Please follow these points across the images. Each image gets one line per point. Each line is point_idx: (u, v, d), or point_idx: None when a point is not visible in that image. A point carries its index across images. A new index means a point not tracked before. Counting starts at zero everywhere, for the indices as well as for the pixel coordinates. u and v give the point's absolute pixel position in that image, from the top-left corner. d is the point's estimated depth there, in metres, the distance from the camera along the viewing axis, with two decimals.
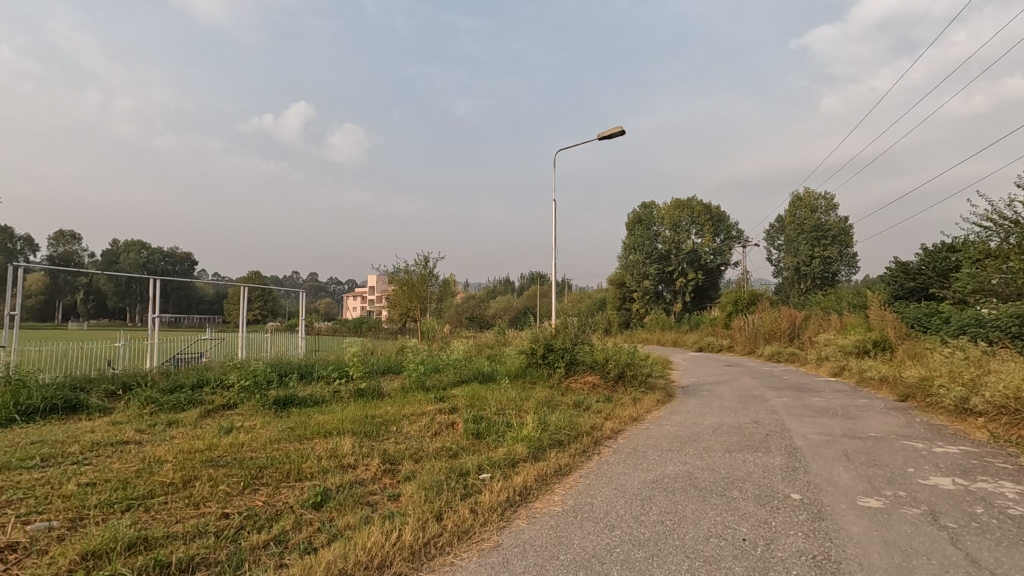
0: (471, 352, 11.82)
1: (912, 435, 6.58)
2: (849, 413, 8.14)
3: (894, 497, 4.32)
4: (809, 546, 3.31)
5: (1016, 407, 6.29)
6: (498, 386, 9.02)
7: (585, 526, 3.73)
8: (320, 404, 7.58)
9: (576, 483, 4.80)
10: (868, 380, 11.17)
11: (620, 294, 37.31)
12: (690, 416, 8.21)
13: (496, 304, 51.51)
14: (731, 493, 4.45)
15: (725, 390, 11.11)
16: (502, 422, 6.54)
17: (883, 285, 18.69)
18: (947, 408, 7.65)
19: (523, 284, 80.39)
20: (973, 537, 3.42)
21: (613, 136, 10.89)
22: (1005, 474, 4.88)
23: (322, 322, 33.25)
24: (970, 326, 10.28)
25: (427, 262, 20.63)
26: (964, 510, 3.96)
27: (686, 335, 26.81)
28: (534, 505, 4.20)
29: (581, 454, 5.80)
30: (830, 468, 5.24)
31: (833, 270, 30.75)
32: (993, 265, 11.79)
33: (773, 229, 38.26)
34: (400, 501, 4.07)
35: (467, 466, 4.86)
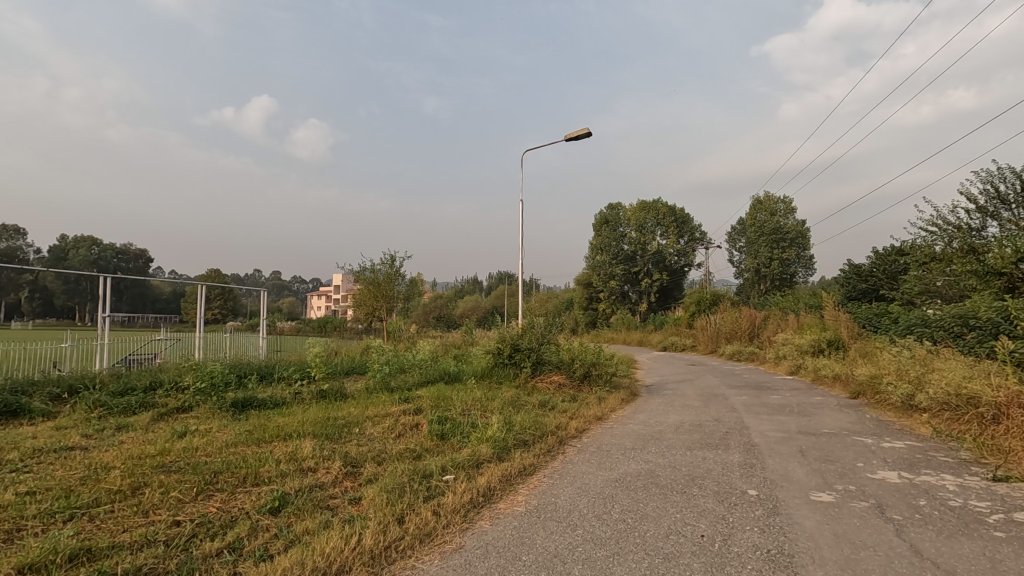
0: (437, 352, 11.70)
1: (862, 431, 6.84)
2: (804, 410, 8.41)
3: (844, 491, 4.47)
4: (764, 541, 3.39)
5: (957, 404, 6.59)
6: (464, 386, 8.94)
7: (548, 525, 3.72)
8: (281, 407, 7.38)
9: (540, 482, 4.80)
10: (823, 378, 11.57)
11: (587, 294, 37.70)
12: (653, 415, 8.33)
13: (463, 304, 51.16)
14: (691, 490, 4.52)
15: (688, 389, 11.31)
16: (467, 422, 6.50)
17: (837, 286, 19.40)
18: (895, 405, 7.99)
19: (491, 283, 80.20)
20: (917, 529, 3.57)
21: (580, 136, 10.98)
22: (946, 467, 5.10)
23: (286, 323, 32.37)
24: (916, 326, 10.77)
25: (394, 261, 20.34)
26: (909, 503, 4.13)
27: (651, 335, 27.25)
28: (498, 505, 4.17)
29: (545, 453, 5.81)
30: (786, 464, 5.39)
31: (791, 271, 31.89)
32: (938, 268, 12.40)
33: (734, 232, 39.30)
34: (361, 504, 3.98)
35: (430, 467, 4.80)
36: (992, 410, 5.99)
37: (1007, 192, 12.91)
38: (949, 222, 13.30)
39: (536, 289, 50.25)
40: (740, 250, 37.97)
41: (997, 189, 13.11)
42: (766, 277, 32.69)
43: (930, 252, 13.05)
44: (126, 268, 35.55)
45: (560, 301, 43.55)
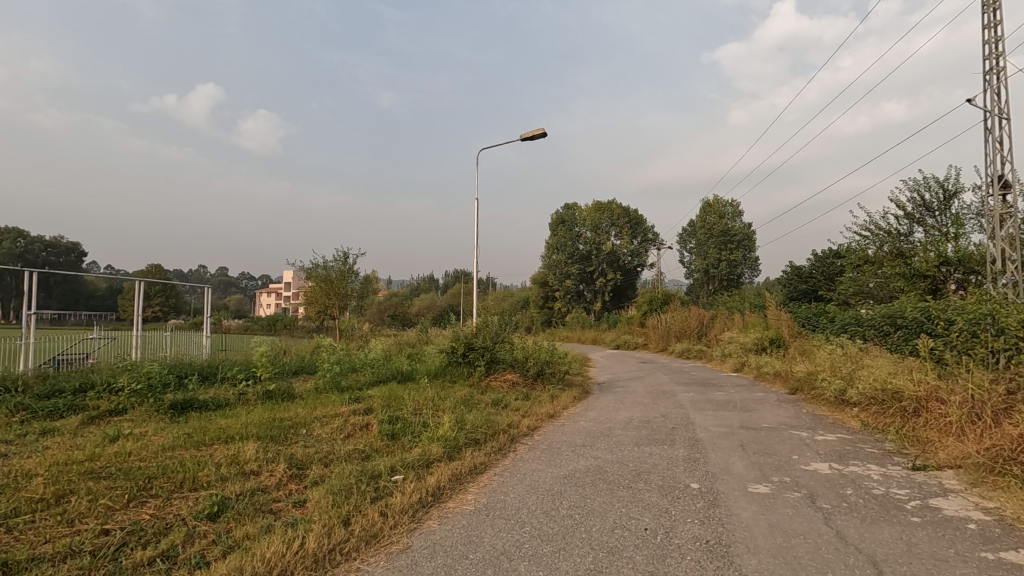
0: (390, 351, 11.60)
1: (798, 425, 7.31)
2: (745, 406, 8.87)
3: (779, 482, 4.79)
4: (703, 532, 3.62)
5: (883, 398, 7.14)
6: (417, 386, 8.93)
7: (497, 523, 3.84)
8: (224, 409, 7.19)
9: (489, 481, 4.92)
10: (764, 375, 12.21)
11: (542, 293, 38.12)
12: (603, 412, 8.62)
13: (418, 302, 50.59)
14: (637, 485, 4.74)
15: (638, 386, 11.72)
16: (419, 422, 6.53)
17: (779, 287, 20.47)
18: (828, 400, 8.57)
19: (447, 281, 79.76)
20: (843, 516, 3.89)
21: (536, 136, 11.19)
22: (871, 458, 5.54)
23: (232, 321, 31.21)
24: (850, 326, 11.54)
25: (347, 258, 20.00)
26: (837, 492, 4.47)
27: (604, 334, 27.85)
28: (446, 505, 4.27)
29: (496, 451, 5.94)
30: (727, 458, 5.72)
31: (738, 272, 33.36)
32: (871, 270, 13.39)
33: (685, 234, 40.64)
34: (306, 507, 3.99)
35: (379, 468, 4.83)
36: (913, 404, 6.49)
37: (931, 200, 13.96)
38: (879, 227, 14.27)
39: (492, 288, 50.07)
40: (691, 251, 39.36)
41: (922, 197, 14.19)
42: (714, 278, 33.97)
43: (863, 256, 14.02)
44: (57, 262, 33.40)
45: (515, 300, 43.70)
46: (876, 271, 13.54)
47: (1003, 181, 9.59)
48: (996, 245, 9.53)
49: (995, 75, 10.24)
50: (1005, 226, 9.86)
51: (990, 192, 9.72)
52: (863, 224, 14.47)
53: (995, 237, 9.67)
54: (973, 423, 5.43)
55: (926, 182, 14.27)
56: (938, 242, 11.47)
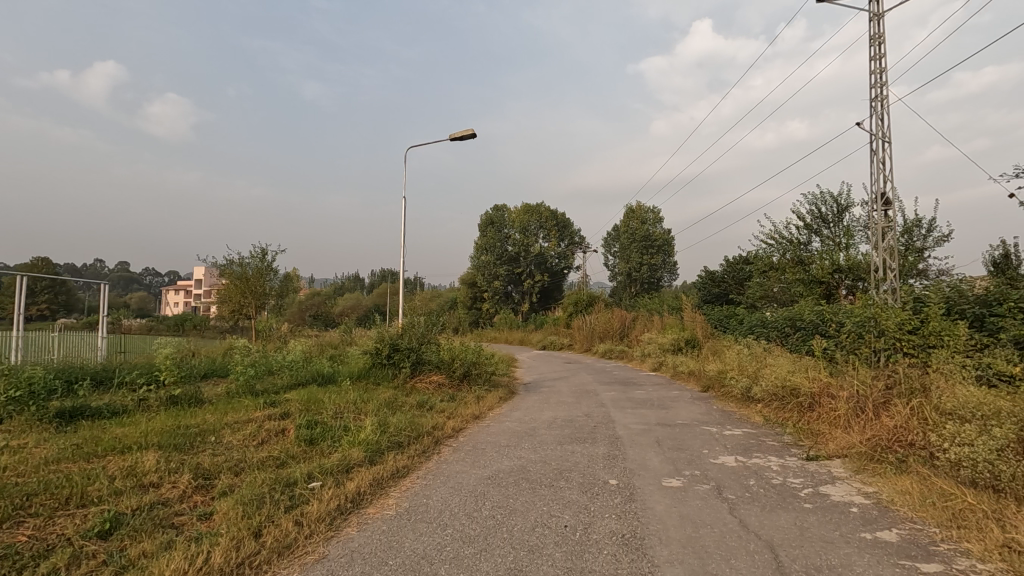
0: (310, 353, 11.12)
1: (709, 421, 7.79)
2: (662, 404, 9.35)
3: (691, 476, 5.10)
4: (619, 527, 3.79)
5: (782, 395, 7.77)
6: (339, 388, 8.63)
7: (418, 527, 3.82)
8: (121, 417, 6.65)
9: (412, 484, 4.89)
10: (680, 373, 12.92)
11: (471, 294, 38.15)
12: (528, 412, 8.77)
13: (342, 302, 48.90)
14: (558, 484, 4.87)
15: (562, 386, 12.03)
16: (339, 426, 6.34)
17: (695, 290, 21.73)
18: (736, 396, 9.21)
19: (373, 280, 77.86)
20: (746, 506, 4.20)
21: (465, 136, 11.19)
22: (772, 450, 6.01)
23: (134, 321, 28.76)
24: (757, 327, 12.49)
25: (265, 255, 19.04)
26: (741, 483, 4.82)
27: (532, 335, 28.31)
28: (366, 511, 4.19)
29: (420, 454, 5.90)
30: (644, 454, 6.00)
31: (658, 276, 35.00)
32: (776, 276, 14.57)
33: (610, 238, 42.13)
34: (213, 519, 3.78)
35: (295, 475, 4.65)
36: (808, 399, 7.11)
37: (827, 213, 15.33)
38: (783, 236, 15.49)
39: (419, 288, 49.22)
40: (615, 255, 40.90)
41: (820, 210, 15.54)
42: (636, 281, 35.47)
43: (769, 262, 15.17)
44: None
45: (442, 301, 43.27)
46: (779, 277, 14.70)
47: (885, 198, 10.68)
48: (879, 254, 10.62)
49: (879, 103, 11.41)
50: (887, 238, 10.99)
51: (874, 208, 10.82)
52: (769, 232, 15.64)
53: (878, 248, 10.76)
54: (858, 416, 6.03)
55: (823, 196, 15.65)
56: (832, 251, 12.67)
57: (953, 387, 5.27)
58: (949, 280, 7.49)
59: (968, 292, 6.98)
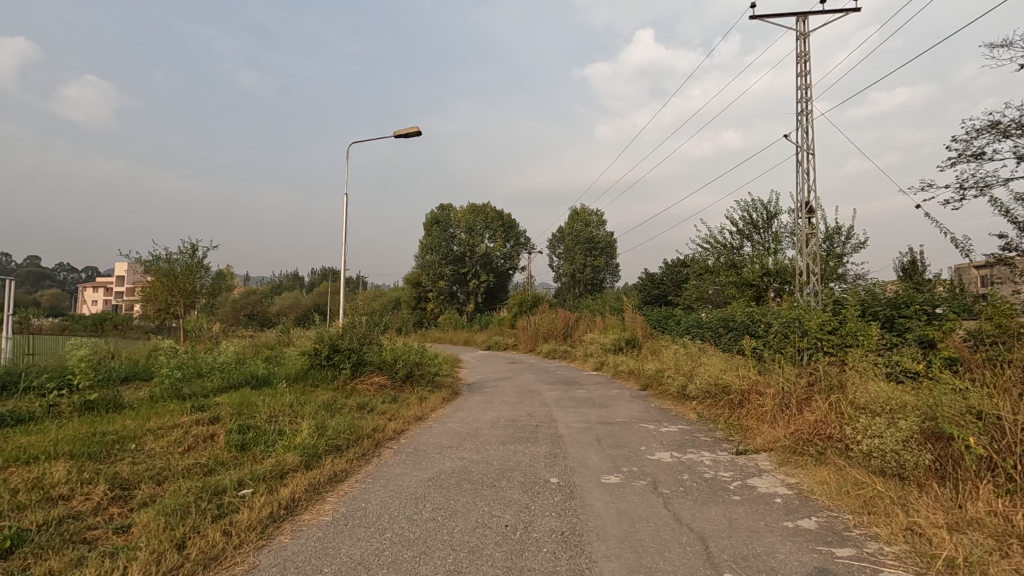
0: (243, 354, 10.49)
1: (647, 418, 8.05)
2: (603, 402, 9.56)
3: (628, 472, 5.25)
4: (559, 525, 3.83)
5: (714, 392, 8.12)
6: (274, 391, 8.21)
7: (356, 533, 3.71)
8: (27, 425, 6.11)
9: (351, 489, 4.76)
10: (620, 372, 13.26)
11: (415, 293, 37.66)
12: (472, 412, 8.75)
13: (279, 301, 46.98)
14: (500, 483, 4.88)
15: (506, 386, 12.07)
16: (273, 430, 6.07)
17: (635, 291, 22.37)
18: (672, 394, 9.56)
19: (313, 279, 75.45)
20: (679, 499, 4.36)
21: (409, 133, 10.99)
22: (705, 445, 6.28)
23: (44, 320, 26.45)
24: (693, 328, 13.01)
25: (195, 250, 17.98)
26: (676, 478, 5.00)
27: (476, 335, 28.30)
28: (301, 517, 4.03)
29: (359, 457, 5.75)
30: (584, 452, 6.12)
31: (601, 277, 35.78)
32: (710, 278, 15.26)
33: (554, 239, 42.71)
34: (131, 532, 3.53)
35: (224, 482, 4.38)
36: (739, 396, 7.48)
37: (757, 219, 16.17)
38: (717, 241, 16.24)
39: (362, 288, 48.02)
40: (559, 256, 41.49)
41: (751, 216, 16.37)
42: (579, 282, 36.11)
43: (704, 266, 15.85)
44: None
45: (385, 300, 42.42)
46: (714, 280, 15.35)
47: (809, 207, 11.38)
48: (804, 259, 11.29)
49: (806, 117, 12.13)
50: (811, 244, 11.69)
51: (799, 216, 11.49)
52: (705, 237, 16.35)
53: (803, 253, 11.44)
54: (782, 412, 6.39)
55: (754, 203, 16.48)
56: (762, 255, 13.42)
57: (867, 383, 5.69)
58: (864, 284, 8.05)
59: (881, 295, 7.54)
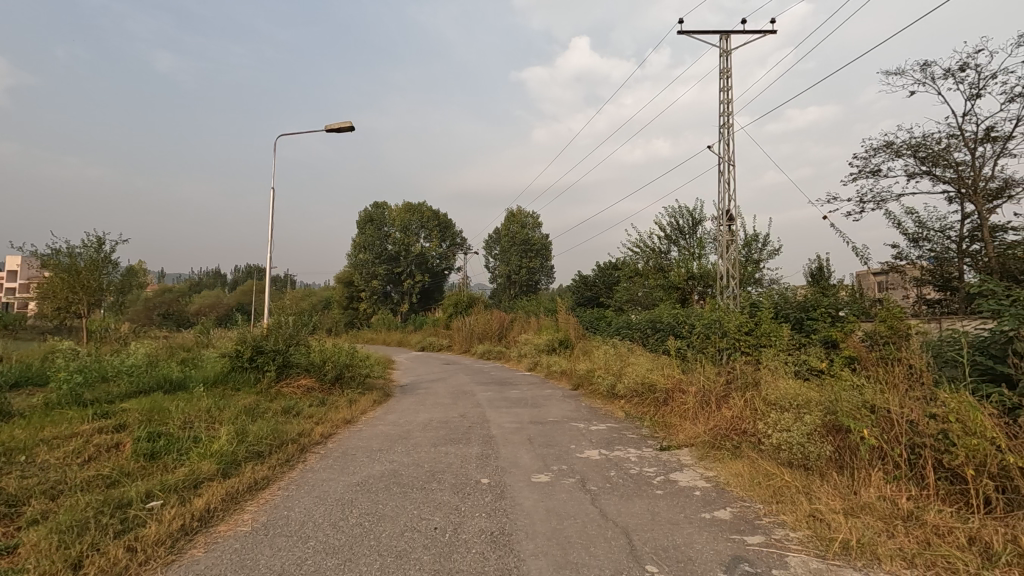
0: (156, 355, 9.69)
1: (577, 417, 8.25)
2: (535, 403, 9.70)
3: (558, 471, 5.36)
4: (489, 525, 3.79)
5: (641, 390, 8.45)
6: (190, 395, 7.63)
7: (276, 542, 3.48)
8: None
9: (272, 496, 4.53)
10: (553, 373, 13.50)
11: (347, 293, 36.61)
12: (403, 414, 8.62)
13: (199, 299, 44.24)
14: (430, 486, 4.83)
15: (439, 387, 11.97)
16: (188, 437, 5.68)
17: (568, 292, 22.87)
18: (602, 393, 9.87)
19: (237, 276, 71.65)
20: (606, 496, 4.49)
21: (342, 127, 10.66)
22: (631, 442, 6.52)
23: None
24: (623, 329, 13.46)
25: (102, 244, 16.57)
26: (603, 475, 5.16)
27: (410, 336, 27.92)
28: (216, 529, 3.76)
29: (283, 463, 5.51)
30: (516, 452, 6.18)
31: (536, 279, 36.25)
32: (640, 281, 15.87)
33: (490, 240, 42.86)
34: (16, 555, 3.19)
35: (130, 494, 4.03)
36: (664, 394, 7.82)
37: (683, 225, 16.99)
38: (646, 245, 16.94)
39: (290, 286, 46.06)
40: (495, 257, 41.67)
41: (678, 222, 17.18)
42: (514, 283, 36.41)
43: (634, 269, 16.46)
44: None
45: (315, 300, 40.74)
46: (643, 282, 15.92)
47: (729, 215, 12.06)
48: (725, 264, 11.97)
49: (727, 130, 12.86)
50: (732, 250, 12.40)
51: (720, 223, 12.15)
52: (635, 241, 16.98)
53: (724, 258, 12.09)
54: (703, 408, 6.75)
55: (680, 209, 17.26)
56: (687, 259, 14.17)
57: (777, 380, 6.13)
58: (778, 290, 8.67)
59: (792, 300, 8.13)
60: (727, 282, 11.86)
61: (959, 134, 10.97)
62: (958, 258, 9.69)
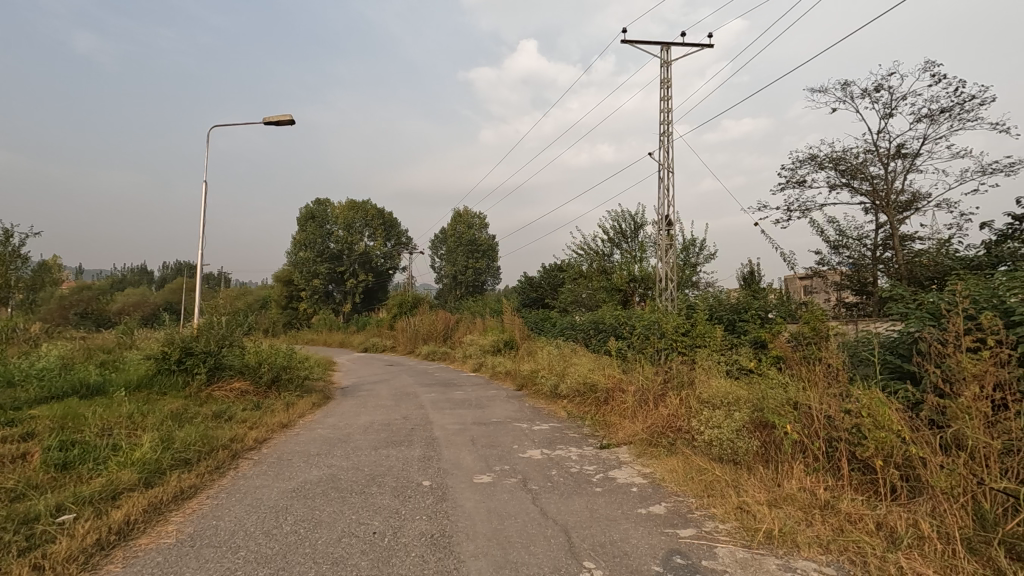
0: (71, 357, 8.99)
1: (521, 417, 8.36)
2: (479, 403, 9.74)
3: (500, 471, 5.42)
4: (429, 528, 3.79)
5: (582, 390, 8.66)
6: (110, 401, 7.16)
7: (203, 553, 3.34)
8: None
9: (200, 505, 4.35)
10: (497, 373, 13.58)
11: (286, 292, 35.36)
12: (344, 417, 8.45)
13: (121, 297, 41.41)
14: (370, 490, 4.77)
15: (382, 389, 11.79)
16: (106, 445, 5.34)
17: (514, 293, 23.06)
18: (545, 393, 10.03)
19: (165, 273, 67.63)
20: (547, 494, 4.59)
21: (281, 119, 10.30)
22: (573, 441, 6.67)
23: None
24: (567, 330, 13.73)
25: (8, 237, 15.22)
26: (544, 474, 5.27)
27: (352, 337, 27.27)
28: (137, 542, 3.57)
29: (212, 471, 5.29)
30: (458, 453, 6.20)
31: (482, 280, 36.26)
32: (583, 283, 16.28)
33: (436, 240, 42.48)
34: None
35: (36, 508, 3.76)
36: (605, 394, 8.05)
37: (625, 229, 17.52)
38: (590, 247, 17.34)
39: (224, 284, 43.94)
40: (441, 257, 41.41)
41: (620, 226, 17.69)
42: (461, 284, 36.26)
43: (578, 270, 16.83)
44: None
45: (252, 298, 39.10)
46: (586, 284, 16.27)
47: (668, 220, 12.52)
48: (664, 267, 12.44)
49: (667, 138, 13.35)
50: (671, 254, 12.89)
51: (660, 228, 12.59)
52: (579, 243, 17.35)
53: (663, 261, 12.55)
54: (641, 407, 7.01)
55: (623, 212, 17.77)
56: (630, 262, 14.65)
57: (710, 379, 6.45)
58: (713, 293, 9.10)
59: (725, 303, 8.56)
60: (666, 284, 12.34)
61: (875, 151, 11.88)
62: (873, 264, 10.51)
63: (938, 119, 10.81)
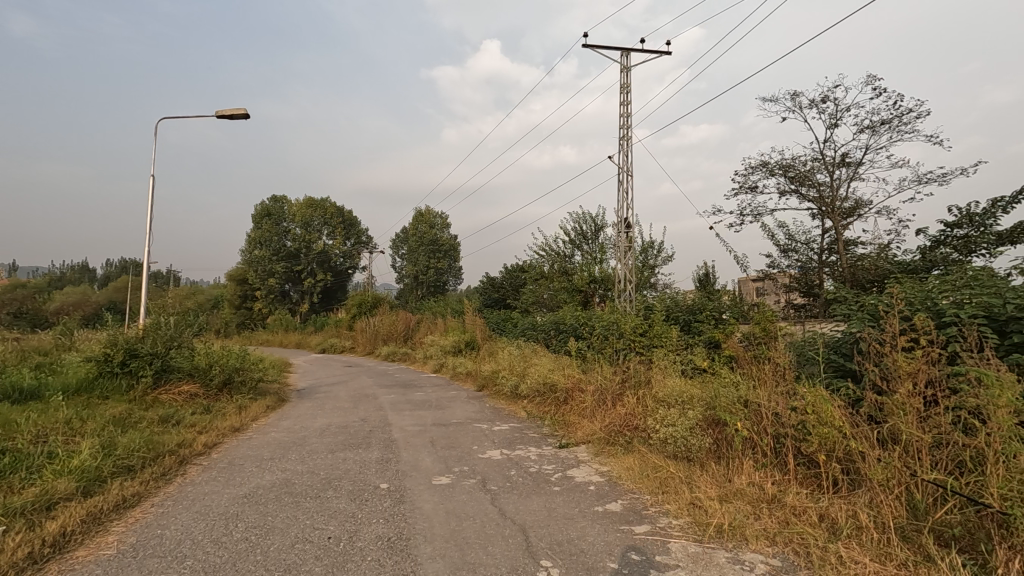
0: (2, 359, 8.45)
1: (481, 418, 8.37)
2: (439, 404, 9.70)
3: (459, 472, 5.42)
4: (386, 531, 3.77)
5: (542, 390, 8.73)
6: (45, 405, 6.77)
7: (148, 564, 3.23)
8: None
9: (144, 514, 4.18)
10: (458, 374, 13.53)
11: (240, 291, 34.24)
12: (300, 420, 8.27)
13: (59, 296, 39.14)
14: (326, 494, 4.70)
15: (340, 391, 11.59)
16: (40, 454, 5.06)
17: (476, 293, 23.04)
18: (505, 394, 10.07)
19: (108, 271, 64.34)
20: (505, 495, 4.63)
21: (235, 113, 9.98)
22: (532, 441, 6.73)
23: None
24: (528, 331, 13.82)
25: None
26: (503, 474, 5.31)
27: (310, 338, 26.64)
28: (74, 554, 3.41)
29: (158, 477, 5.09)
30: (417, 455, 6.16)
31: (444, 279, 36.05)
32: (544, 285, 16.44)
33: (397, 239, 41.96)
34: None
35: None
36: (564, 394, 8.16)
37: (586, 231, 17.78)
38: (551, 249, 17.51)
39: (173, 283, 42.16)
40: (402, 257, 40.96)
41: (581, 228, 17.94)
42: (422, 284, 35.93)
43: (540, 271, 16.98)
44: None
45: (203, 298, 37.67)
46: (547, 285, 16.44)
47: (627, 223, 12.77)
48: (623, 269, 12.68)
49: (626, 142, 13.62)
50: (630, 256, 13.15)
51: (619, 230, 12.83)
52: (541, 245, 17.51)
53: (622, 263, 12.80)
54: (600, 406, 7.14)
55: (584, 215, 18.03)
56: (590, 264, 14.87)
57: (666, 379, 6.63)
58: (670, 295, 9.34)
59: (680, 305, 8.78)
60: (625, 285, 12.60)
61: (821, 159, 12.44)
62: (819, 267, 11.13)
63: (879, 130, 11.41)
